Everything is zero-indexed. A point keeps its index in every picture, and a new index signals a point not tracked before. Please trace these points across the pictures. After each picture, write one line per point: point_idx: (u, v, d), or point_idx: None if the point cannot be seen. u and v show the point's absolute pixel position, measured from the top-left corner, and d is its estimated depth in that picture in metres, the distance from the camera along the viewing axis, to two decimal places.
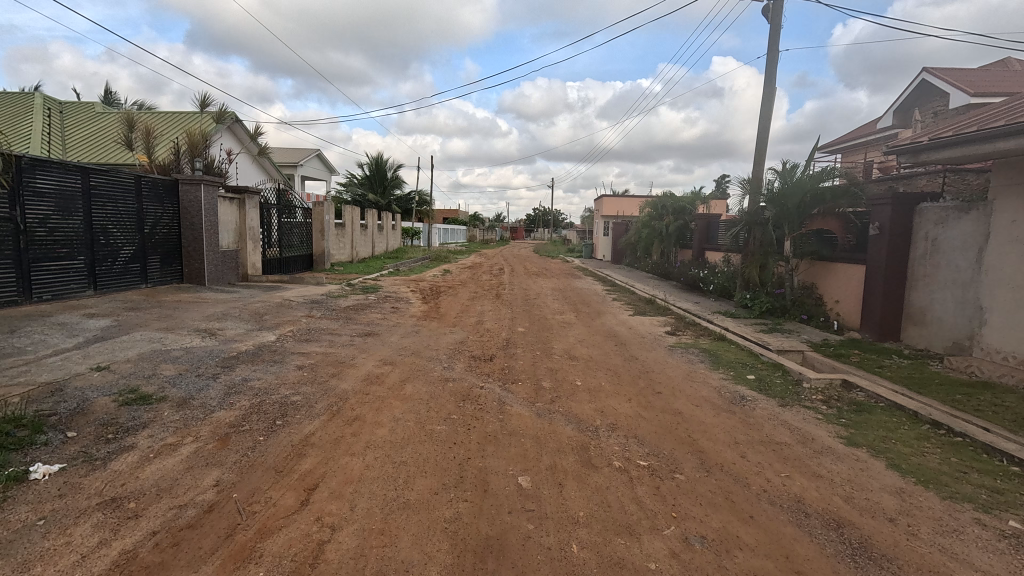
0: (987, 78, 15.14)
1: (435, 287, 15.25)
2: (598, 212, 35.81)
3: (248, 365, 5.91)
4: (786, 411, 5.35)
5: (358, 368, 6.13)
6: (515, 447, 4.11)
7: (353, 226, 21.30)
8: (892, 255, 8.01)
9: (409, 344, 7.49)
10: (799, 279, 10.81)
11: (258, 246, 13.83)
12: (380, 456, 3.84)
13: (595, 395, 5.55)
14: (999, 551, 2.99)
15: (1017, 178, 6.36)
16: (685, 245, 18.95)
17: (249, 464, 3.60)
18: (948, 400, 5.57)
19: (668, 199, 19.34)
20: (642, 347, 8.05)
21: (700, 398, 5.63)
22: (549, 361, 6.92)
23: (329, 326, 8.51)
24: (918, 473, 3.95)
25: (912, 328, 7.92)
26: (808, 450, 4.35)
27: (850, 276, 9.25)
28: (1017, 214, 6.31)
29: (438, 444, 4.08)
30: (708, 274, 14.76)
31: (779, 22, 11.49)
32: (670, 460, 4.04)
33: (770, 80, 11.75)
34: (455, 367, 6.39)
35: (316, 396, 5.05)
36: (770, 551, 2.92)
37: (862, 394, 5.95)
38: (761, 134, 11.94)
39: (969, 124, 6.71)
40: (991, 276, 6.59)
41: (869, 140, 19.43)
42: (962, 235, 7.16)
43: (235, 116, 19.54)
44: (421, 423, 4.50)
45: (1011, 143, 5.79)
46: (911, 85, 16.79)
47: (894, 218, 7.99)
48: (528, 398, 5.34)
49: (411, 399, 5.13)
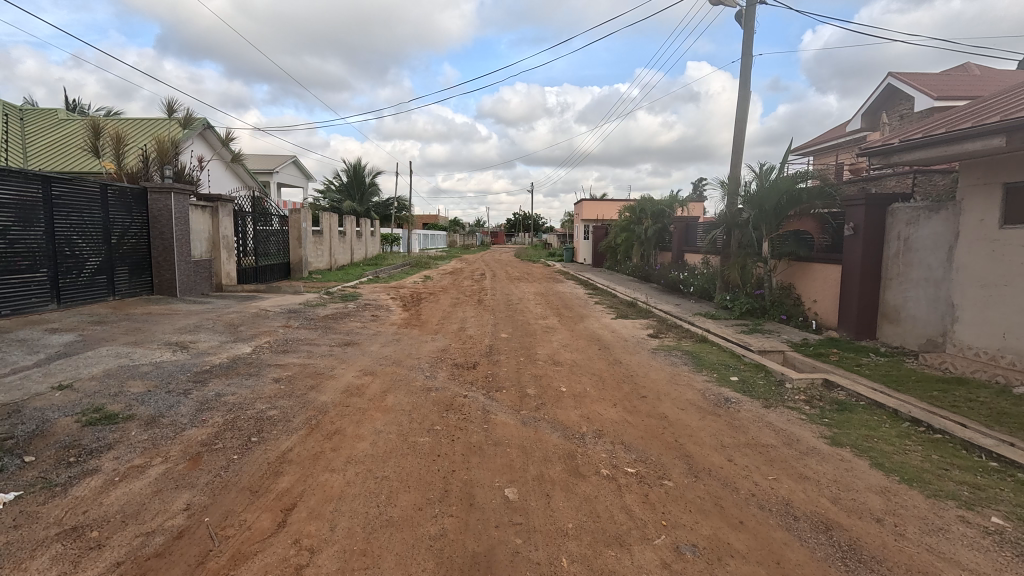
0: (949, 82, 15.66)
1: (416, 293, 15.05)
2: (577, 216, 36.03)
3: (222, 379, 5.69)
4: (770, 412, 5.37)
5: (338, 380, 5.95)
6: (500, 458, 4.02)
7: (331, 233, 20.98)
8: (867, 255, 8.16)
9: (390, 353, 7.34)
10: (778, 279, 10.96)
11: (232, 254, 13.46)
12: (362, 471, 3.70)
13: (581, 401, 5.49)
14: (985, 548, 3.00)
15: (984, 179, 6.51)
16: (664, 247, 19.13)
17: (222, 485, 3.43)
18: (926, 397, 5.66)
19: (647, 202, 19.51)
20: (625, 350, 8.03)
21: (685, 402, 5.61)
22: (533, 367, 6.84)
23: (307, 336, 8.29)
24: (901, 472, 3.98)
25: (888, 326, 8.07)
26: (794, 451, 4.37)
27: (827, 276, 9.41)
28: (985, 214, 6.48)
29: (421, 457, 3.96)
30: (688, 276, 14.91)
31: (752, 27, 11.69)
32: (658, 466, 4.00)
33: (744, 85, 11.93)
34: (438, 376, 6.27)
35: (293, 410, 4.88)
36: (762, 557, 2.89)
37: (842, 393, 6.01)
38: (736, 137, 12.11)
39: (937, 126, 6.85)
40: (962, 273, 6.74)
41: (840, 143, 19.92)
42: (933, 234, 7.31)
43: (206, 122, 19.10)
44: (403, 435, 4.38)
45: (979, 145, 5.92)
46: (877, 89, 17.29)
47: (868, 218, 8.14)
48: (513, 406, 5.25)
49: (393, 409, 5.00)
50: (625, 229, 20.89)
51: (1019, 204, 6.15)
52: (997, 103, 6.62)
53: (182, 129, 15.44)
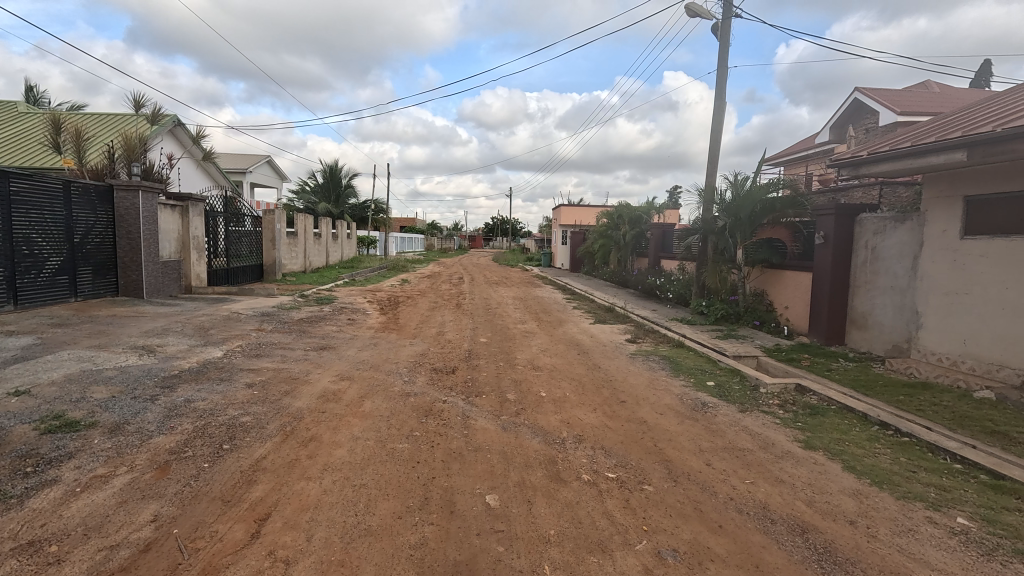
0: (912, 98, 16.32)
1: (394, 297, 14.85)
2: (556, 221, 36.21)
3: (191, 384, 5.48)
4: (746, 416, 5.46)
5: (314, 385, 5.81)
6: (481, 464, 3.98)
7: (306, 235, 20.62)
8: (836, 264, 8.40)
9: (368, 358, 7.22)
10: (751, 285, 11.18)
11: (202, 255, 13.04)
12: (339, 479, 3.61)
13: (560, 406, 5.48)
14: (952, 548, 3.10)
15: (946, 191, 6.78)
16: (641, 253, 19.39)
17: (192, 495, 3.30)
18: (893, 401, 5.86)
19: (624, 209, 19.75)
20: (604, 355, 8.08)
21: (663, 407, 5.65)
22: (513, 371, 6.82)
23: (282, 340, 8.09)
24: (872, 474, 4.08)
25: (856, 332, 8.32)
26: (770, 455, 4.45)
27: (799, 283, 9.66)
28: (947, 225, 6.73)
29: (399, 464, 3.89)
30: (664, 282, 15.12)
31: (727, 40, 11.96)
32: (638, 471, 4.03)
33: (720, 96, 12.19)
34: (417, 381, 6.17)
35: (267, 416, 4.74)
36: (741, 561, 2.92)
37: (815, 398, 6.15)
38: (713, 146, 12.36)
39: (903, 139, 7.09)
40: (926, 282, 6.99)
41: (809, 154, 20.57)
42: (898, 244, 7.58)
43: (176, 119, 18.55)
44: (381, 442, 4.30)
45: (942, 159, 6.15)
46: (845, 103, 17.92)
47: (838, 228, 8.39)
48: (493, 411, 5.22)
49: (371, 415, 4.92)
50: (602, 234, 21.07)
51: (978, 217, 6.43)
52: (957, 120, 6.90)
53: (151, 127, 14.95)
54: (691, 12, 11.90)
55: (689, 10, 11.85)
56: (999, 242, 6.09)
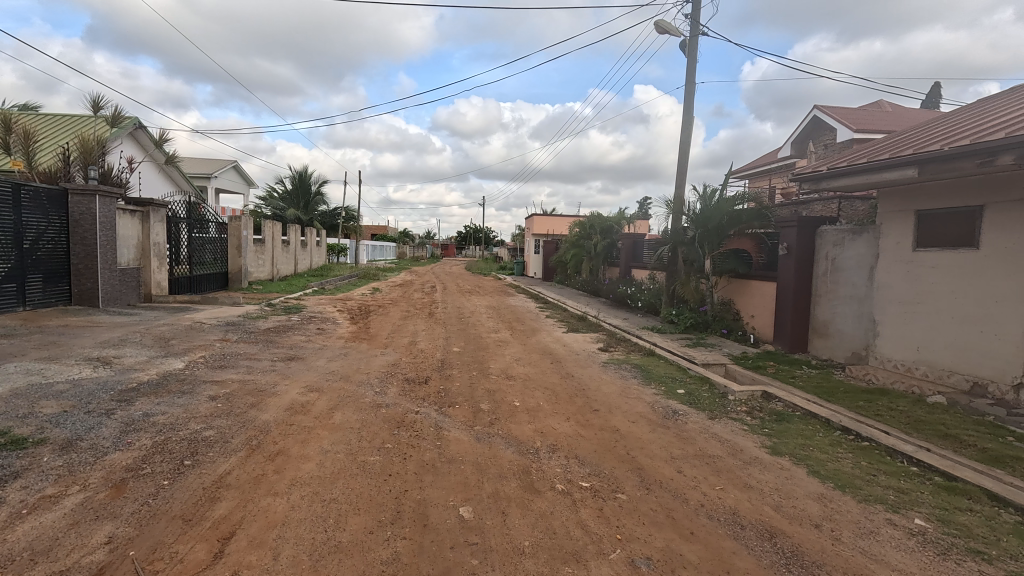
0: (867, 116, 17.15)
1: (365, 306, 14.61)
2: (529, 231, 36.39)
3: (150, 398, 5.24)
4: (715, 423, 5.57)
5: (281, 397, 5.64)
6: (454, 476, 3.93)
7: (274, 242, 20.12)
8: (799, 274, 8.71)
9: (338, 368, 7.08)
10: (719, 294, 11.46)
11: (164, 263, 12.57)
12: (308, 494, 3.51)
13: (534, 416, 5.48)
14: (911, 549, 3.22)
15: (900, 206, 7.12)
16: (612, 262, 19.67)
17: (151, 514, 3.15)
18: (854, 406, 6.07)
19: (596, 219, 20.00)
20: (577, 364, 8.11)
21: (635, 415, 5.71)
22: (486, 381, 6.79)
23: (247, 351, 7.83)
24: (835, 478, 4.22)
25: (818, 340, 8.61)
26: (739, 461, 4.54)
27: (764, 293, 9.97)
28: (901, 237, 7.07)
29: (371, 478, 3.81)
30: (635, 291, 15.35)
31: (695, 57, 12.33)
32: (612, 480, 4.05)
33: (688, 110, 12.54)
34: (388, 392, 6.05)
35: (232, 430, 4.58)
36: (712, 567, 2.96)
37: (780, 404, 6.32)
38: (682, 159, 12.67)
39: (860, 156, 7.42)
40: (883, 291, 7.30)
41: (771, 168, 21.33)
42: (856, 255, 7.91)
43: (137, 121, 17.89)
44: (352, 454, 4.20)
45: (896, 174, 6.45)
46: (805, 120, 18.68)
47: (800, 239, 8.71)
48: (466, 422, 5.17)
49: (341, 427, 4.81)
50: (575, 244, 21.27)
51: (929, 230, 6.76)
52: (909, 138, 7.27)
53: (110, 129, 14.37)
54: (659, 29, 12.23)
55: (658, 27, 12.17)
56: (948, 255, 6.42)
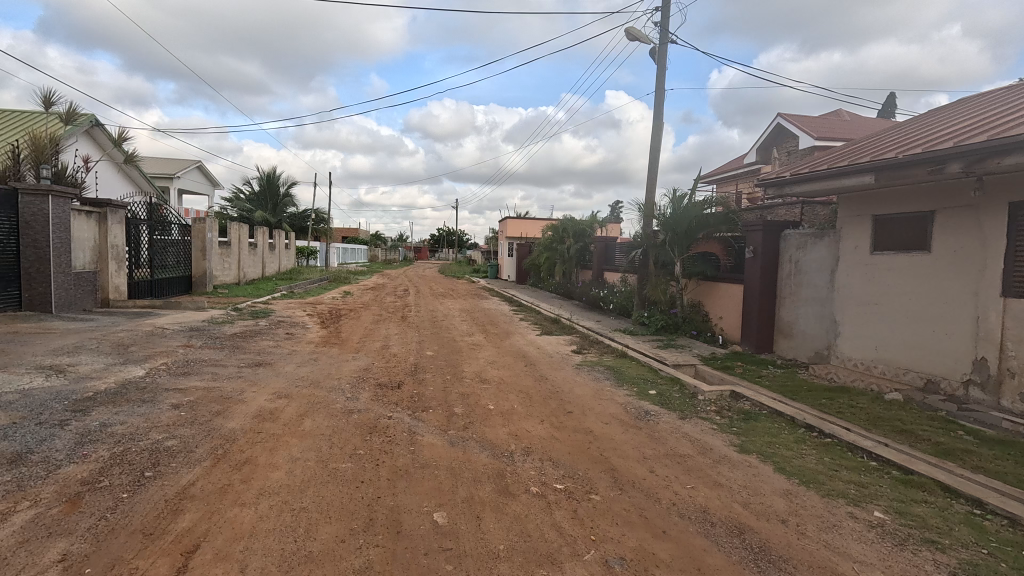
0: (827, 125, 17.82)
1: (335, 310, 14.33)
2: (502, 234, 36.41)
3: (108, 407, 5.01)
4: (686, 423, 5.68)
5: (249, 404, 5.48)
6: (428, 481, 3.90)
7: (240, 245, 19.57)
8: (765, 277, 8.98)
9: (308, 374, 6.93)
10: (689, 297, 11.71)
11: (122, 266, 12.07)
12: (276, 504, 3.42)
13: (508, 419, 5.47)
14: (871, 541, 3.34)
15: (858, 211, 7.43)
16: (585, 265, 19.87)
17: (108, 529, 3.01)
18: (817, 404, 6.28)
19: (568, 222, 20.17)
20: (551, 367, 8.15)
21: (608, 416, 5.77)
22: (459, 385, 6.75)
23: (212, 357, 7.59)
24: (800, 474, 4.35)
25: (783, 341, 8.89)
26: (709, 460, 4.64)
27: (732, 295, 10.23)
28: (859, 241, 7.37)
29: (342, 485, 3.73)
30: (607, 293, 15.54)
31: (663, 64, 12.59)
32: (586, 481, 4.08)
33: (657, 116, 12.79)
34: (360, 398, 5.95)
35: (196, 440, 4.42)
36: (684, 565, 3.01)
37: (748, 404, 6.49)
38: (652, 163, 12.91)
39: (820, 163, 7.71)
40: (843, 293, 7.59)
41: (738, 173, 21.93)
42: (818, 258, 8.21)
43: (93, 119, 17.15)
44: (323, 462, 4.11)
45: (854, 181, 6.73)
46: (769, 127, 19.29)
47: (765, 243, 8.98)
48: (440, 426, 5.13)
49: (311, 434, 4.70)
50: (548, 247, 21.40)
51: (885, 235, 7.07)
52: (866, 146, 7.60)
53: (64, 127, 13.74)
54: (629, 36, 12.45)
55: (628, 34, 12.38)
56: (903, 258, 6.72)
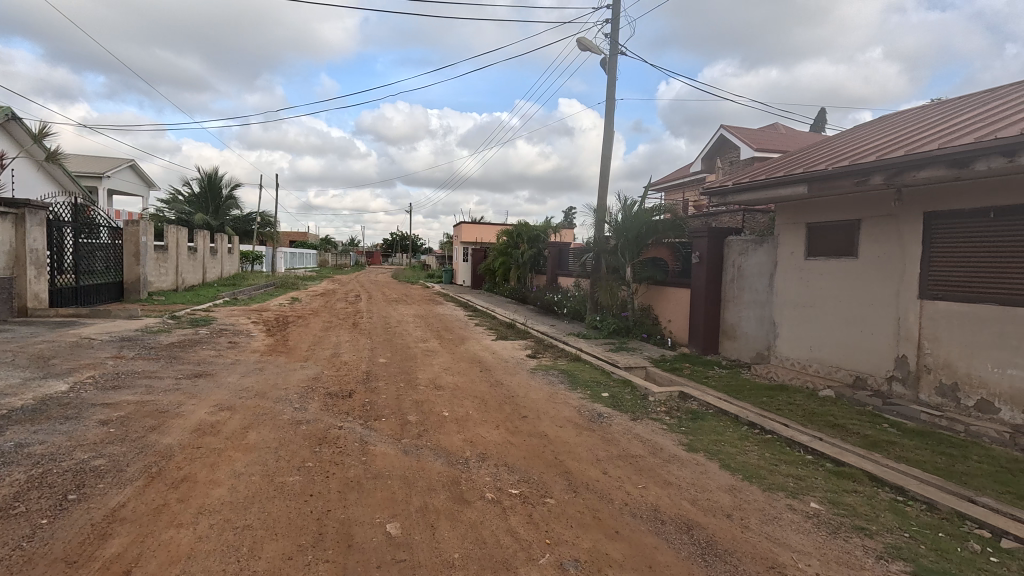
0: (766, 137, 18.86)
1: (282, 317, 13.79)
2: (457, 239, 36.22)
3: (25, 426, 4.60)
4: (637, 424, 5.82)
5: (187, 418, 5.18)
6: (381, 491, 3.81)
7: (178, 249, 18.52)
8: (710, 281, 9.37)
9: (253, 385, 6.62)
10: (639, 301, 12.04)
11: (43, 272, 11.15)
12: (217, 522, 3.24)
13: (463, 425, 5.43)
14: (809, 531, 3.54)
15: (793, 219, 7.88)
16: (539, 270, 20.06)
17: (25, 559, 2.76)
18: (758, 403, 6.60)
19: (523, 227, 20.32)
20: (506, 372, 8.16)
21: (563, 420, 5.84)
22: (413, 392, 6.65)
23: (145, 369, 7.10)
24: (743, 470, 4.56)
25: (727, 342, 9.29)
26: (659, 459, 4.77)
27: (680, 299, 10.60)
28: (795, 247, 7.82)
29: (290, 499, 3.59)
30: (561, 298, 15.75)
31: (613, 74, 12.95)
32: (541, 485, 4.10)
33: (608, 125, 13.12)
34: (308, 408, 5.74)
35: (127, 458, 4.13)
36: (636, 563, 3.08)
37: (695, 403, 6.73)
38: (603, 171, 13.22)
39: (759, 173, 8.14)
40: (781, 296, 8.02)
41: (685, 182, 22.80)
42: (758, 263, 8.64)
43: (9, 112, 15.80)
44: (268, 476, 3.94)
45: (789, 191, 7.15)
46: (713, 138, 20.20)
47: (710, 249, 9.37)
48: (393, 435, 5.03)
49: (256, 447, 4.49)
50: (502, 252, 21.47)
51: (817, 241, 7.53)
52: (800, 158, 8.08)
53: None
54: (581, 45, 12.73)
55: (579, 44, 12.66)
56: (834, 263, 7.18)
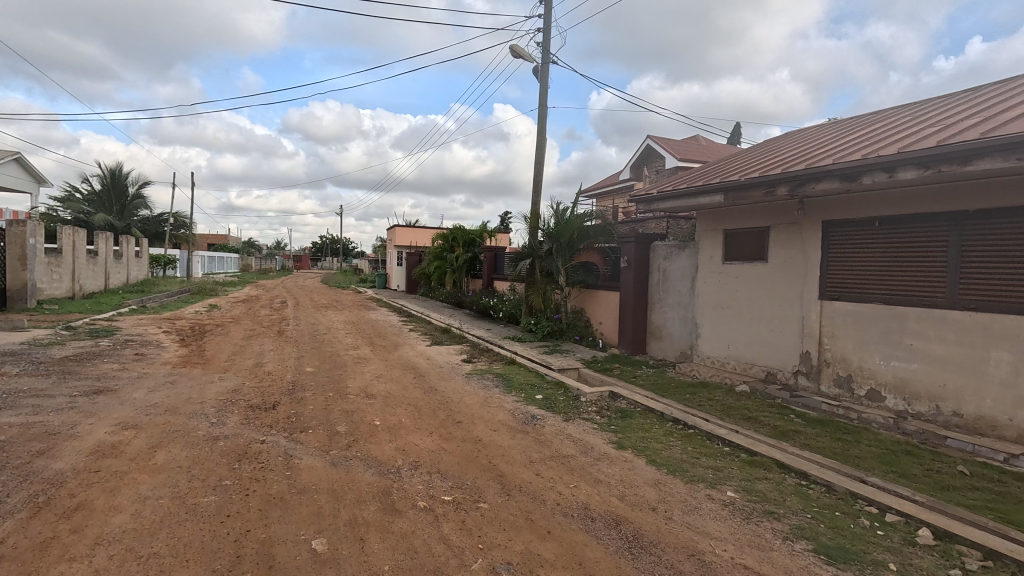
0: (688, 148, 20.01)
1: (198, 326, 12.83)
2: (390, 242, 35.40)
3: None
4: (569, 425, 5.96)
5: (83, 439, 4.69)
6: (306, 506, 3.64)
7: (75, 252, 16.77)
8: (638, 284, 9.78)
9: (163, 400, 6.11)
10: (572, 304, 12.35)
11: None
12: (118, 553, 2.96)
13: (395, 433, 5.31)
14: (725, 518, 3.78)
15: (712, 226, 8.40)
16: (475, 274, 20.04)
17: None
18: (682, 399, 6.96)
19: (458, 231, 20.24)
20: (440, 377, 8.07)
21: (497, 423, 5.86)
22: (343, 401, 6.41)
23: (32, 387, 6.35)
24: (668, 464, 4.79)
25: (654, 342, 9.73)
26: (589, 458, 4.91)
27: (610, 302, 10.99)
28: (713, 252, 8.34)
29: (203, 522, 3.34)
30: (497, 302, 15.84)
31: (546, 83, 13.23)
32: (474, 490, 4.09)
33: (541, 131, 13.38)
34: (227, 422, 5.37)
35: (8, 487, 3.67)
36: (566, 561, 3.15)
37: (624, 402, 7.00)
38: (537, 176, 13.46)
39: (681, 182, 8.63)
40: (702, 298, 8.52)
41: (615, 189, 23.69)
42: (681, 267, 9.13)
43: None
44: (179, 498, 3.64)
45: (707, 199, 7.64)
46: (640, 147, 21.14)
47: (637, 253, 9.79)
48: (320, 447, 4.82)
49: (165, 468, 4.14)
50: (438, 256, 21.26)
51: (733, 246, 8.07)
52: (717, 169, 8.65)
53: None
54: (514, 52, 12.90)
55: (512, 51, 12.82)
56: (747, 267, 7.73)
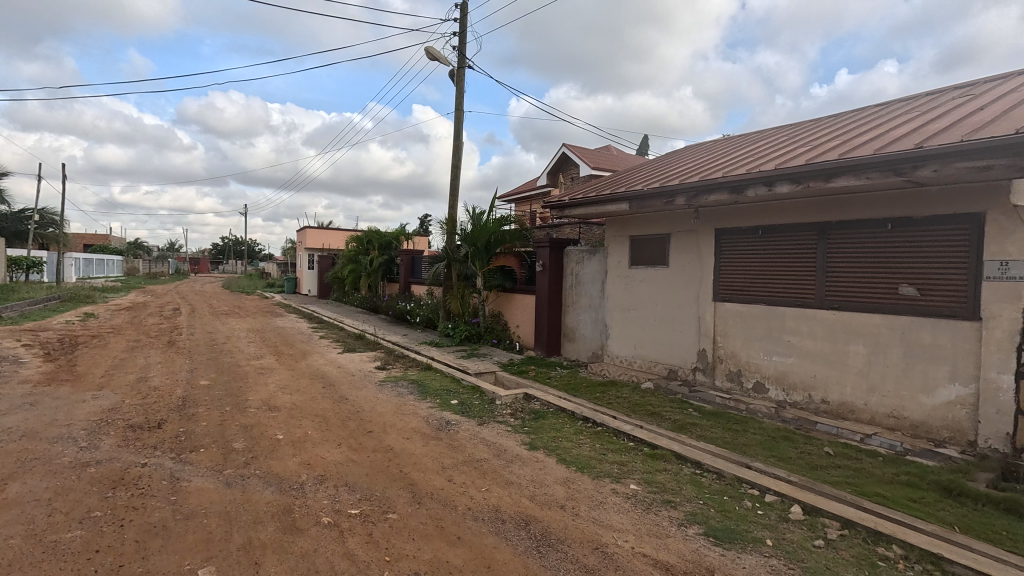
0: (600, 158, 20.94)
1: (68, 337, 11.34)
2: (301, 245, 33.55)
3: None
4: (484, 428, 5.99)
5: None
6: (194, 533, 3.34)
7: None
8: (552, 287, 10.06)
9: (18, 424, 5.32)
10: (489, 307, 12.43)
11: None
12: None
13: (300, 447, 5.03)
14: (627, 510, 3.98)
15: (619, 232, 8.85)
16: (391, 278, 19.54)
17: None
18: (593, 398, 7.24)
19: (373, 233, 19.64)
20: (352, 386, 7.76)
21: (410, 431, 5.75)
22: (241, 416, 5.97)
23: None
24: (577, 462, 4.97)
25: (568, 344, 10.05)
26: (502, 461, 4.96)
27: (526, 305, 11.20)
28: (621, 257, 8.78)
29: (64, 562, 2.94)
30: (414, 306, 15.57)
31: (462, 87, 13.23)
32: (383, 501, 3.98)
33: (458, 135, 13.36)
34: (100, 446, 4.79)
35: None
36: (475, 565, 3.16)
37: (538, 403, 7.15)
38: (453, 179, 13.41)
39: (591, 190, 9.01)
40: (612, 301, 8.93)
41: (532, 194, 24.21)
42: (592, 271, 9.52)
43: None
44: (34, 537, 3.18)
45: (614, 207, 8.04)
46: (556, 155, 21.79)
47: (551, 258, 10.07)
48: (214, 466, 4.45)
49: (18, 503, 3.60)
50: (351, 259, 20.48)
51: (638, 252, 8.55)
52: (623, 179, 9.13)
53: None
54: (430, 54, 12.77)
55: (427, 53, 12.69)
56: (651, 271, 8.22)
